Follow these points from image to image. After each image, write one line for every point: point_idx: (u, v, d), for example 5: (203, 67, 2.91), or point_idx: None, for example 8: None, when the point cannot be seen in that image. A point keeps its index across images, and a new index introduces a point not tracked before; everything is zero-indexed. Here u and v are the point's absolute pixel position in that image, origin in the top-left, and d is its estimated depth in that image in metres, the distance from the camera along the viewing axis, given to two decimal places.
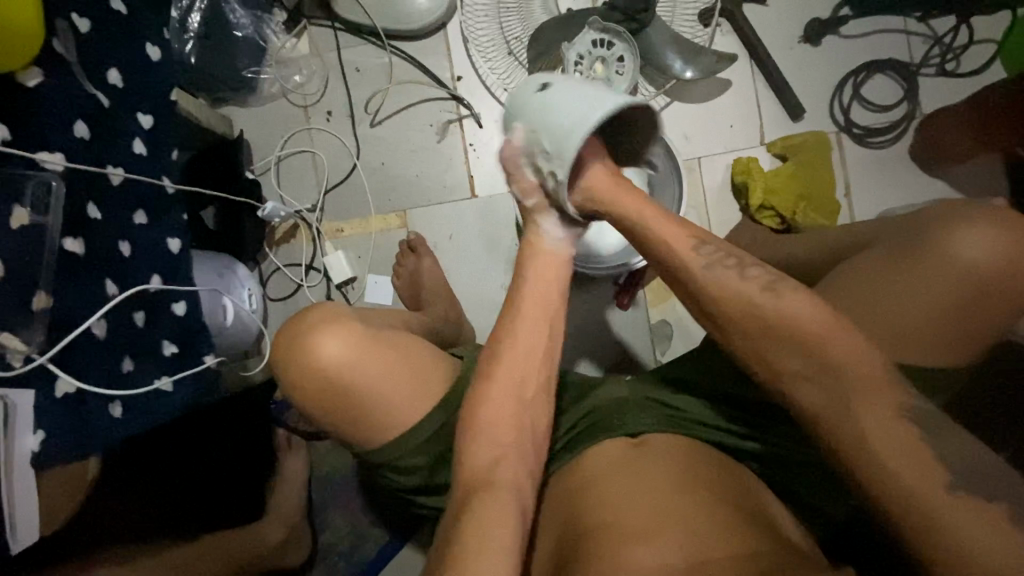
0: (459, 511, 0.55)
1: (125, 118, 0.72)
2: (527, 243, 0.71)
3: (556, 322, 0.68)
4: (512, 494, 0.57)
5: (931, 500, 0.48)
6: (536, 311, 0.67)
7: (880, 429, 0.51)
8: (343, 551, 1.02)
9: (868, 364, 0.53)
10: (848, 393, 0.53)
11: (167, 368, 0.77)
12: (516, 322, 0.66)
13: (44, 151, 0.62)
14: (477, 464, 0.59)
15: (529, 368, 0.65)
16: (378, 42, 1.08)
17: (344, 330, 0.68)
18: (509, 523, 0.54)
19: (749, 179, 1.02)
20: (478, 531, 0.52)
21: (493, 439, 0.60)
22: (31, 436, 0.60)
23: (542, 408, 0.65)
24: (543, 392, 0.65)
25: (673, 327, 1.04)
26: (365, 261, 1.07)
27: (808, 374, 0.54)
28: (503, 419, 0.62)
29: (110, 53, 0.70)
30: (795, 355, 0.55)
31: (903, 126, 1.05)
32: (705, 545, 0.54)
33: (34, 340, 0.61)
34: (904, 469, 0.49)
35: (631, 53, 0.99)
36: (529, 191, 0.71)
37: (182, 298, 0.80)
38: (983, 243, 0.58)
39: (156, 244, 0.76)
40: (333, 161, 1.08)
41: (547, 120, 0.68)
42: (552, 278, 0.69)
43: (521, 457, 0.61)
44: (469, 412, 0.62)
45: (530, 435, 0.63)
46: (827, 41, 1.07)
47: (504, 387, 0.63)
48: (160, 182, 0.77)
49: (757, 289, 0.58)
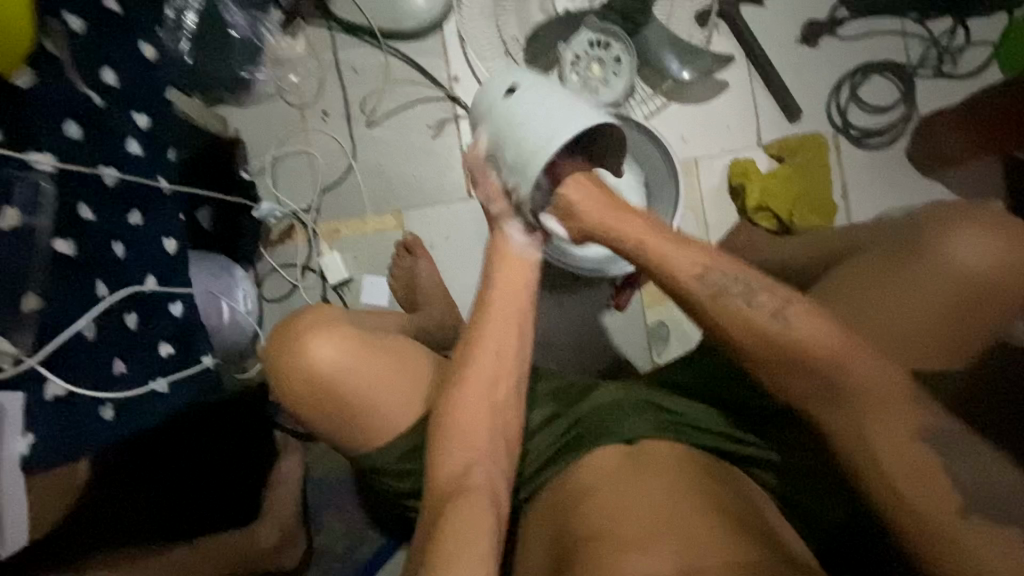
0: (434, 517, 0.56)
1: (120, 118, 0.71)
2: (496, 247, 0.72)
3: (525, 324, 0.68)
4: (486, 498, 0.57)
5: None
6: (506, 307, 0.68)
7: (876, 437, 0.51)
8: (339, 554, 1.01)
9: (859, 368, 0.54)
10: (855, 399, 0.53)
11: (164, 369, 0.77)
12: (484, 325, 0.66)
13: (33, 151, 0.62)
14: (452, 469, 0.59)
15: (497, 369, 0.65)
16: (374, 42, 1.08)
17: (337, 334, 0.67)
18: (481, 526, 0.53)
19: (747, 180, 1.01)
20: (454, 537, 0.52)
21: (465, 443, 0.60)
22: (19, 439, 0.60)
23: (514, 405, 0.65)
24: (513, 394, 0.65)
25: (670, 329, 1.04)
26: (362, 263, 1.06)
27: (823, 400, 0.55)
28: (473, 422, 0.61)
29: (104, 52, 0.69)
30: (804, 376, 0.55)
31: (900, 128, 1.05)
32: (695, 554, 0.54)
33: (23, 342, 0.60)
34: (924, 499, 0.50)
35: (628, 55, 0.99)
36: (492, 196, 0.73)
37: (179, 298, 0.80)
38: (980, 247, 0.58)
39: (153, 244, 0.76)
40: (329, 161, 1.07)
41: (518, 134, 0.69)
42: (518, 285, 0.69)
43: (494, 459, 0.61)
44: (442, 412, 0.62)
45: (504, 433, 0.63)
46: (826, 43, 1.07)
47: (475, 388, 0.63)
48: (156, 183, 0.76)
49: (764, 315, 0.57)
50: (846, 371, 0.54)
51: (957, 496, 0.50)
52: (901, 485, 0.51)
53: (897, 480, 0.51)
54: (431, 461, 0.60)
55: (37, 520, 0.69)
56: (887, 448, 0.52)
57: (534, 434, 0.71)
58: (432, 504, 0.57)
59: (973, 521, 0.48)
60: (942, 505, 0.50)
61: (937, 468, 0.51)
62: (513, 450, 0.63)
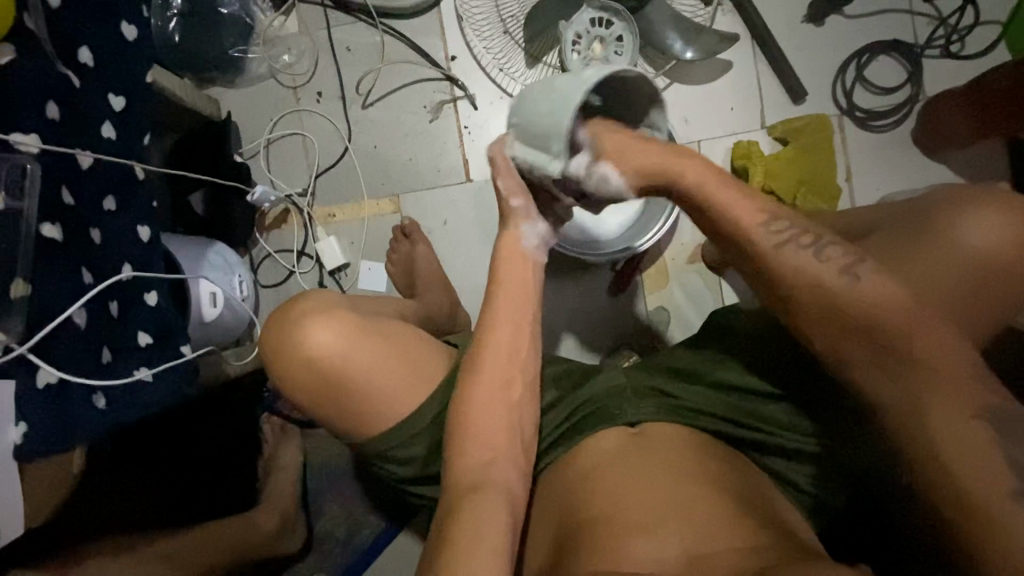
0: (446, 512, 0.54)
1: (97, 102, 0.68)
2: (504, 246, 0.68)
3: (533, 324, 0.66)
4: (500, 495, 0.55)
5: (1001, 498, 0.46)
6: (512, 303, 0.65)
7: (956, 426, 0.49)
8: (340, 539, 1.00)
9: (918, 357, 0.52)
10: (920, 385, 0.51)
11: (146, 360, 0.72)
12: (493, 326, 0.64)
13: (19, 133, 0.60)
14: (468, 469, 0.57)
15: (510, 369, 0.63)
16: (370, 20, 1.05)
17: (334, 321, 0.66)
18: (495, 525, 0.52)
19: (749, 162, 1.00)
20: (466, 534, 0.51)
21: (480, 442, 0.59)
22: (12, 428, 0.59)
23: (528, 406, 0.63)
24: (528, 393, 0.63)
25: (671, 314, 1.03)
26: (359, 247, 1.05)
27: (881, 363, 0.53)
28: (489, 421, 0.60)
29: (80, 30, 0.67)
30: (855, 340, 0.55)
31: (906, 109, 1.04)
32: (705, 537, 0.54)
33: (13, 329, 0.59)
34: (979, 475, 0.48)
35: (630, 33, 0.96)
36: (513, 190, 0.68)
37: (154, 287, 0.73)
38: (986, 230, 0.55)
39: (128, 234, 0.71)
40: (324, 144, 1.05)
41: (549, 84, 0.64)
42: (522, 284, 0.66)
43: (510, 456, 0.59)
44: (456, 414, 0.60)
45: (520, 433, 0.61)
46: (832, 21, 1.05)
47: (487, 389, 0.61)
48: (130, 163, 0.71)
49: (831, 274, 0.56)
50: (892, 339, 0.52)
51: (1014, 479, 0.47)
52: (960, 470, 0.48)
53: (943, 450, 0.49)
54: (446, 462, 0.59)
55: (30, 511, 0.67)
56: (955, 434, 0.49)
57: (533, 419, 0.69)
58: (445, 500, 0.56)
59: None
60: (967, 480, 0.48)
61: (992, 448, 0.48)
62: (530, 447, 0.62)
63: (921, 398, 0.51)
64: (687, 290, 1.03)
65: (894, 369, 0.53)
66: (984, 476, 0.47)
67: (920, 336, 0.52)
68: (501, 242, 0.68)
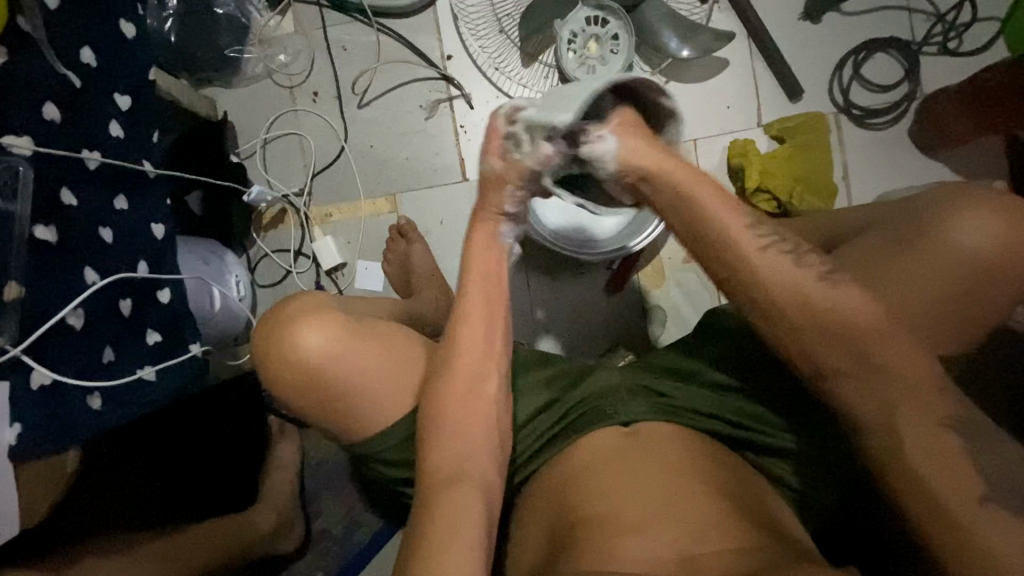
0: (420, 508, 0.55)
1: (99, 100, 0.69)
2: (477, 233, 0.66)
3: (506, 324, 0.65)
4: (477, 490, 0.56)
5: (966, 505, 0.48)
6: (486, 293, 0.64)
7: (926, 436, 0.51)
8: (337, 536, 1.00)
9: (911, 358, 0.53)
10: (888, 397, 0.52)
11: (152, 357, 0.74)
12: (468, 315, 0.63)
13: (10, 135, 0.59)
14: (448, 467, 0.57)
15: (484, 365, 0.62)
16: (365, 19, 1.05)
17: (327, 322, 0.66)
18: (471, 521, 0.53)
19: (746, 161, 0.99)
20: (442, 538, 0.52)
21: (455, 439, 0.59)
22: (8, 429, 0.59)
23: (504, 402, 0.62)
24: (503, 385, 0.63)
25: (667, 313, 1.03)
26: (355, 247, 1.05)
27: (849, 373, 0.54)
28: (467, 421, 0.60)
29: (83, 31, 0.67)
30: (823, 347, 0.54)
31: (903, 107, 1.03)
32: (693, 540, 0.54)
33: (7, 330, 0.59)
34: (948, 483, 0.49)
35: (626, 31, 0.95)
36: (510, 197, 0.66)
37: (167, 285, 0.78)
38: (981, 230, 0.55)
39: (140, 229, 0.74)
40: (320, 144, 1.05)
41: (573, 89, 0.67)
42: (494, 269, 0.65)
43: (488, 453, 0.59)
44: (430, 409, 0.60)
45: (498, 430, 0.61)
46: (829, 18, 1.05)
47: (463, 385, 0.60)
48: (141, 166, 0.74)
49: (813, 280, 0.56)
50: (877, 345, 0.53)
51: (980, 484, 0.49)
52: (929, 476, 0.50)
53: (912, 462, 0.51)
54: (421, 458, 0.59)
55: (26, 512, 0.68)
56: (923, 441, 0.51)
57: (520, 429, 0.67)
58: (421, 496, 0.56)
59: (989, 509, 0.48)
60: (956, 484, 0.49)
61: (962, 454, 0.50)
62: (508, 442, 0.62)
63: (889, 400, 0.52)
64: (684, 288, 1.03)
65: (886, 370, 0.53)
66: (951, 487, 0.49)
67: (890, 343, 0.53)
68: (470, 245, 0.66)
